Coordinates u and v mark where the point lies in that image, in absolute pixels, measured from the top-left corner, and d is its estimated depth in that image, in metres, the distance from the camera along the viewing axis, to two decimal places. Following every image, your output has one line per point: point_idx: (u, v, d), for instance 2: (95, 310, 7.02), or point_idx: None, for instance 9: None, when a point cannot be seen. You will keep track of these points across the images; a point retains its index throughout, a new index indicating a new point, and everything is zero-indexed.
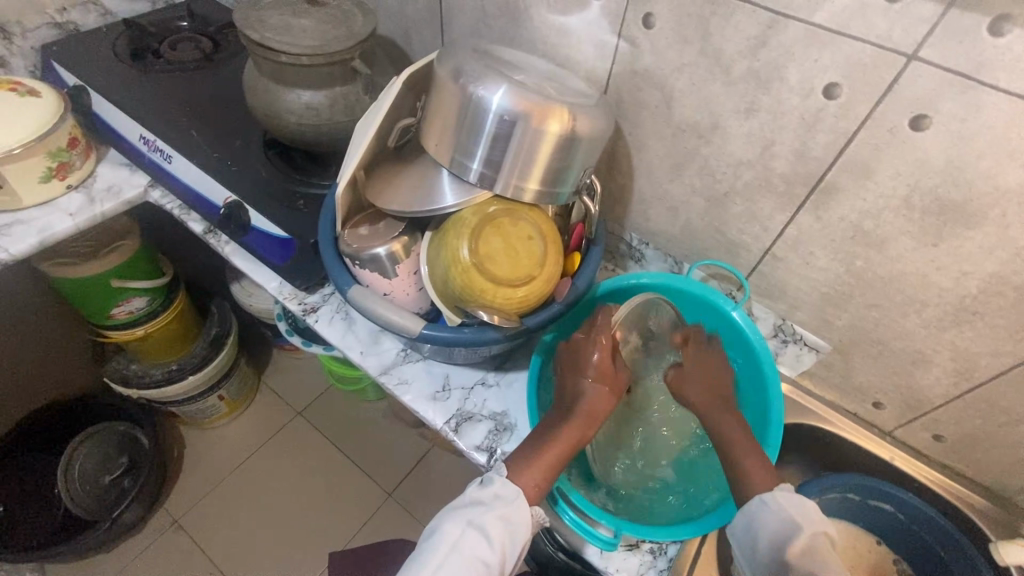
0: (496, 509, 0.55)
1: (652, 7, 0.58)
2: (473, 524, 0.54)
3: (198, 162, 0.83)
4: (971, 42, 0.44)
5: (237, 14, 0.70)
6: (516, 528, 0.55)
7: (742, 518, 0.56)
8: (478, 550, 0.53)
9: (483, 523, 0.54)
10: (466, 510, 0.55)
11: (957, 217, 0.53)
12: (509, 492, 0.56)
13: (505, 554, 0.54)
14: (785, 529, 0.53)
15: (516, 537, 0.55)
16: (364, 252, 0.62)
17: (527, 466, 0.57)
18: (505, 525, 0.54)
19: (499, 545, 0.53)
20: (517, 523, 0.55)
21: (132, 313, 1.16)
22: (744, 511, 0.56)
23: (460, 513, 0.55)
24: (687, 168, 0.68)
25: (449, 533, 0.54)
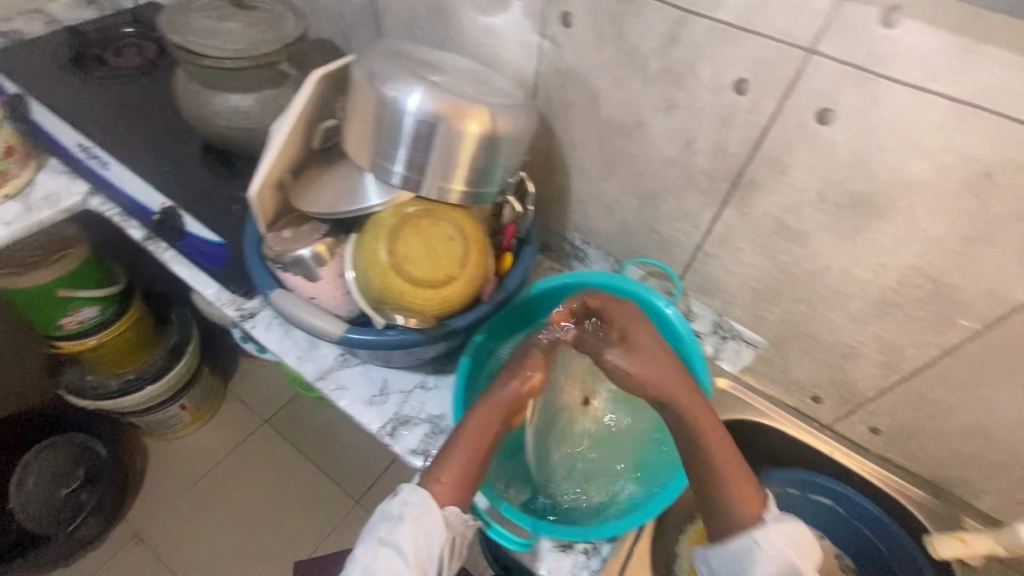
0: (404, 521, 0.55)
1: (569, 5, 0.58)
2: (384, 541, 0.55)
3: (135, 168, 0.82)
4: (865, 35, 0.44)
5: (163, 18, 0.69)
6: (426, 536, 0.54)
7: (730, 550, 0.54)
8: (391, 566, 0.53)
9: (392, 537, 0.54)
10: (380, 526, 0.56)
11: (869, 210, 0.53)
12: (417, 501, 0.56)
13: (419, 564, 0.53)
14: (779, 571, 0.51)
15: (430, 544, 0.54)
16: (286, 255, 0.62)
17: (440, 466, 0.57)
18: (414, 537, 0.54)
19: (409, 556, 0.53)
20: (428, 530, 0.54)
21: (83, 322, 1.13)
22: (737, 548, 0.53)
23: (374, 531, 0.56)
24: (618, 166, 0.68)
25: (366, 553, 0.55)
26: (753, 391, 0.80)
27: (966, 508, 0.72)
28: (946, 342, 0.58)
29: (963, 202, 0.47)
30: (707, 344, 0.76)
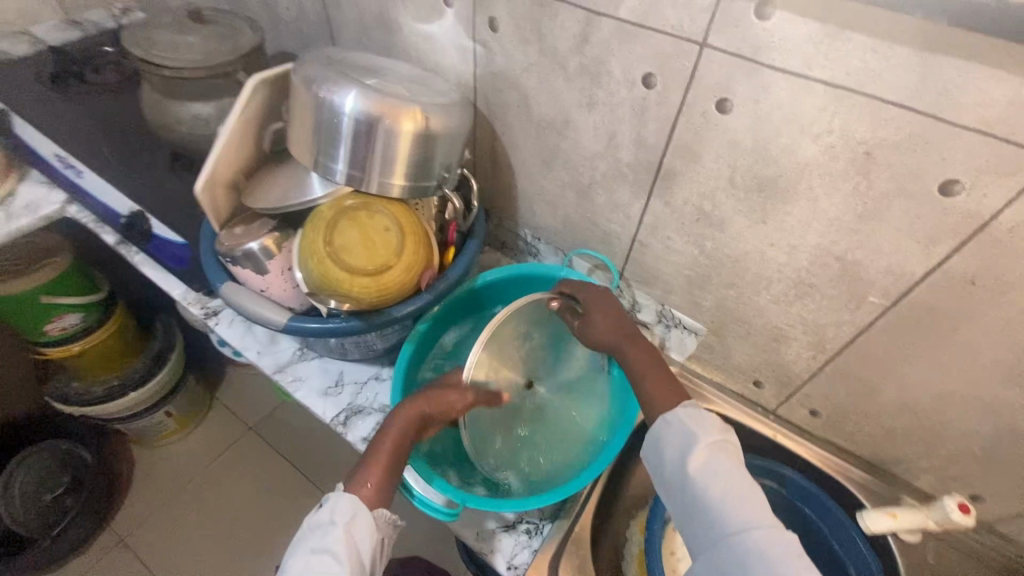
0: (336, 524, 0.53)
1: (494, 12, 0.63)
2: (315, 548, 0.52)
3: (108, 176, 0.87)
4: (745, 27, 0.47)
5: (127, 34, 0.74)
6: (363, 532, 0.54)
7: (649, 436, 0.57)
8: (325, 570, 0.50)
9: (325, 541, 0.52)
10: (309, 538, 0.53)
11: (774, 192, 0.56)
12: (345, 503, 0.55)
13: (356, 564, 0.51)
14: (683, 443, 0.54)
15: (364, 546, 0.53)
16: (236, 249, 0.65)
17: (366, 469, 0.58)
18: (349, 535, 0.53)
19: (347, 557, 0.51)
20: (361, 531, 0.54)
21: (67, 329, 1.16)
22: (651, 432, 0.57)
23: (302, 543, 0.52)
24: (554, 162, 0.72)
25: (295, 567, 0.51)
26: (699, 376, 0.83)
27: (906, 488, 0.73)
28: (861, 319, 0.60)
29: (852, 180, 0.50)
30: (654, 333, 0.79)
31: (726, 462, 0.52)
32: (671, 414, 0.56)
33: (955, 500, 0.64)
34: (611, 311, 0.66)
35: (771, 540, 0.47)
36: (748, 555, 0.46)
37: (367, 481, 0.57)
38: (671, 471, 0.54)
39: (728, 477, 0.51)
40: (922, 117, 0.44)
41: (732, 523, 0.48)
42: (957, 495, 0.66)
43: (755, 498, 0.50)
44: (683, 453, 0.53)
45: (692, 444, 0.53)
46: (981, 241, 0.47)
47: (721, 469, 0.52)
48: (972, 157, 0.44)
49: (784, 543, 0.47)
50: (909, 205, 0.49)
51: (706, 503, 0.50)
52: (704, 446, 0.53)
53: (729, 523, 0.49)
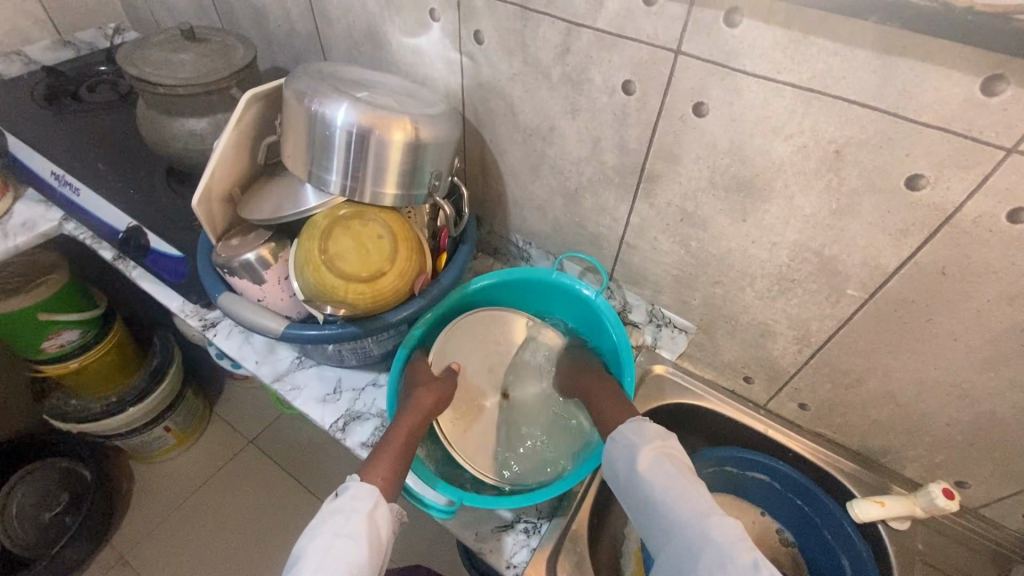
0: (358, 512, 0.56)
1: (478, 25, 0.65)
2: (339, 533, 0.54)
3: (105, 192, 0.88)
4: (716, 35, 0.50)
5: (122, 54, 0.76)
6: (383, 521, 0.56)
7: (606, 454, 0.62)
8: (347, 555, 0.52)
9: (349, 527, 0.54)
10: (325, 523, 0.55)
11: (751, 191, 0.58)
12: (365, 494, 0.57)
13: (376, 550, 0.54)
14: (630, 455, 0.59)
15: (380, 534, 0.56)
16: (234, 260, 0.66)
17: (377, 463, 0.61)
18: (369, 521, 0.55)
19: (366, 543, 0.53)
20: (378, 519, 0.56)
21: (64, 346, 1.16)
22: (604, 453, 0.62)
23: (323, 527, 0.54)
24: (542, 168, 0.74)
25: (314, 549, 0.53)
26: (691, 374, 0.85)
27: (895, 477, 0.75)
28: (842, 312, 0.62)
29: (825, 177, 0.52)
30: (646, 334, 0.82)
31: (670, 465, 0.57)
32: (619, 429, 0.62)
33: (940, 486, 0.66)
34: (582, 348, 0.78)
35: (718, 527, 0.51)
36: (697, 544, 0.50)
37: (380, 475, 0.60)
38: (624, 483, 0.58)
39: (675, 480, 0.55)
40: (884, 115, 0.46)
41: (683, 520, 0.52)
42: (943, 482, 0.67)
43: (700, 494, 0.54)
44: (631, 465, 0.58)
45: (636, 452, 0.58)
46: (949, 232, 0.49)
47: (667, 473, 0.56)
48: (934, 152, 0.46)
49: (729, 528, 0.51)
50: (880, 201, 0.51)
51: (659, 504, 0.54)
52: (649, 454, 0.58)
53: (681, 521, 0.52)
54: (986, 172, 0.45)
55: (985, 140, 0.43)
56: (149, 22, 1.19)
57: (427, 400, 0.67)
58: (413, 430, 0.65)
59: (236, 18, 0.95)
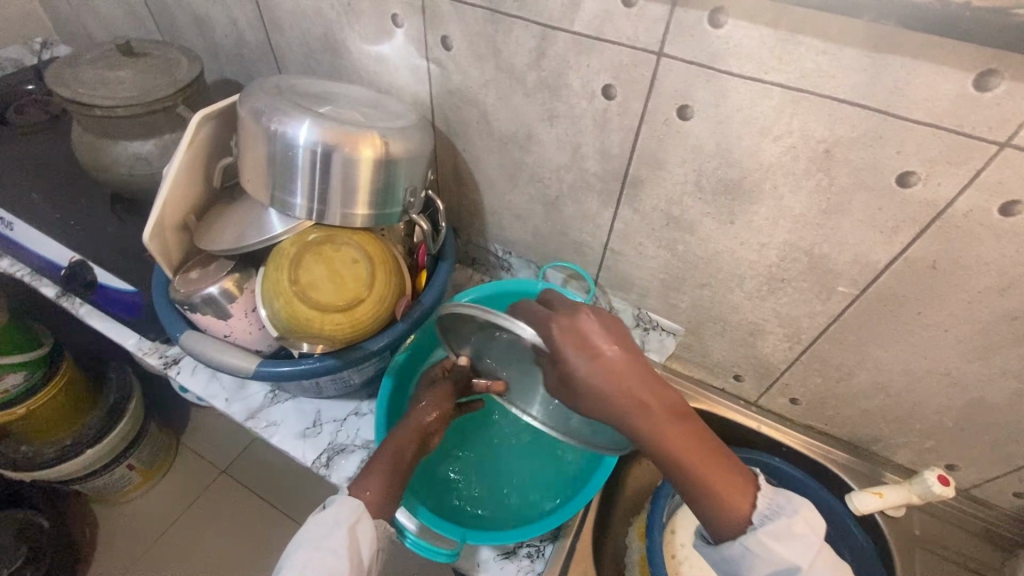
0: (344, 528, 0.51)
1: (446, 30, 0.61)
2: (320, 546, 0.50)
3: (40, 225, 0.81)
4: (699, 35, 0.48)
5: (50, 74, 0.69)
6: (366, 540, 0.51)
7: (723, 549, 0.50)
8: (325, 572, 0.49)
9: (327, 543, 0.50)
10: (309, 536, 0.52)
11: (738, 194, 0.57)
12: (352, 509, 0.53)
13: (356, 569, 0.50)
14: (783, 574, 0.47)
15: (364, 549, 0.51)
16: (194, 295, 0.61)
17: (367, 478, 0.56)
18: (352, 537, 0.51)
19: (346, 560, 0.49)
20: (362, 537, 0.51)
21: (8, 391, 1.07)
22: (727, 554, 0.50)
23: (306, 537, 0.51)
24: (520, 177, 0.71)
25: (296, 562, 0.50)
26: (678, 375, 0.84)
27: (886, 465, 0.75)
28: (832, 309, 0.61)
29: (815, 177, 0.51)
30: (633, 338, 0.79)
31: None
32: (750, 537, 0.48)
33: (935, 473, 0.66)
34: (601, 359, 0.45)
35: None
36: None
37: (366, 488, 0.55)
38: None
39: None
40: (874, 114, 0.45)
41: None
42: (937, 468, 0.67)
43: None
44: None
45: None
46: (939, 229, 0.49)
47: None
48: (925, 150, 0.45)
49: None
50: (870, 199, 0.50)
51: None
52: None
53: None
54: (978, 168, 0.44)
55: (977, 136, 0.43)
56: (79, 35, 1.10)
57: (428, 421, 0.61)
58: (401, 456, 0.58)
59: (178, 28, 0.88)
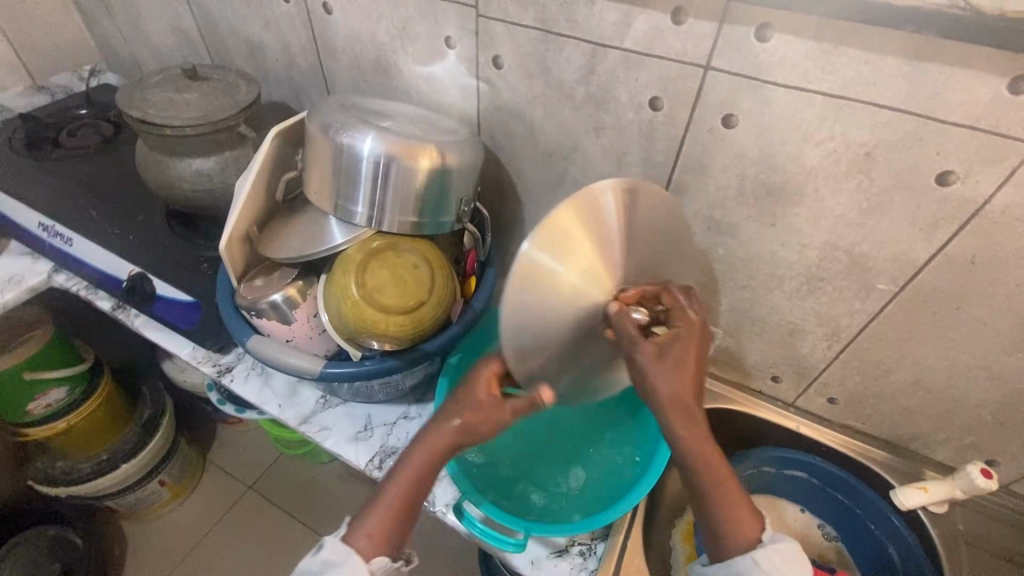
0: (336, 571, 0.51)
1: (498, 50, 0.65)
2: None
3: (99, 240, 0.84)
4: (746, 48, 0.52)
5: (120, 97, 0.74)
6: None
7: (730, 565, 0.52)
8: None
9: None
10: None
11: (781, 197, 0.60)
12: (342, 551, 0.52)
13: None
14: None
15: None
16: (260, 301, 0.64)
17: (377, 516, 0.54)
18: None
19: None
20: None
21: (51, 406, 1.09)
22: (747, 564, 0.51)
23: None
24: (562, 187, 0.74)
25: None
26: (716, 379, 0.86)
27: (927, 462, 0.76)
28: (871, 306, 0.64)
29: (856, 179, 0.55)
30: None
31: None
32: (761, 554, 0.51)
33: (977, 467, 0.68)
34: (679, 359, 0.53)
35: None
36: None
37: (374, 536, 0.54)
38: None
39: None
40: (914, 117, 0.49)
41: None
42: (978, 462, 0.69)
43: None
44: None
45: None
46: (979, 224, 0.52)
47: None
48: (962, 150, 0.49)
49: None
50: (910, 198, 0.53)
51: None
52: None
53: None
54: (1013, 165, 0.48)
55: (1013, 135, 0.46)
56: (126, 62, 1.16)
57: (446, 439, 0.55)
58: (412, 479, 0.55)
59: (229, 53, 0.93)
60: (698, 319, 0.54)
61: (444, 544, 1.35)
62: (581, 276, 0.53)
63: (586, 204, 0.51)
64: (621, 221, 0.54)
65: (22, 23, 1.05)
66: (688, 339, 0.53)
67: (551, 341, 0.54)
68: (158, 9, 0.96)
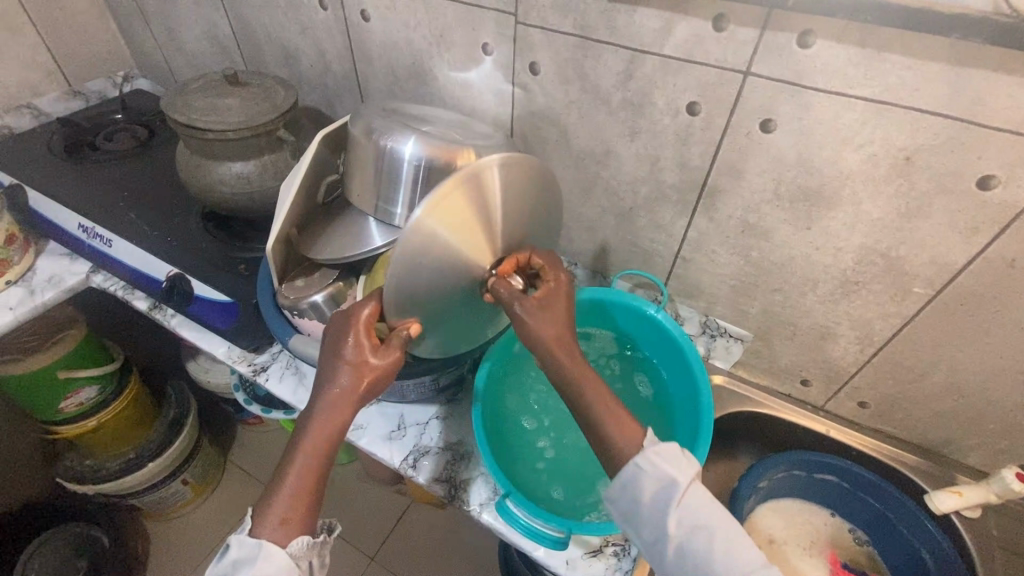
0: (249, 563, 0.50)
1: (535, 56, 0.67)
2: None
3: (137, 241, 0.86)
4: (788, 54, 0.52)
5: (164, 102, 0.76)
6: (281, 565, 0.50)
7: (620, 476, 0.54)
8: None
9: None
10: None
11: (818, 201, 0.60)
12: (252, 546, 0.51)
13: None
14: (665, 488, 0.52)
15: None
16: (302, 301, 0.66)
17: (292, 497, 0.53)
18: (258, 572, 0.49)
19: None
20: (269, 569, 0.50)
21: (83, 404, 1.12)
22: (627, 468, 0.53)
23: None
24: (594, 190, 0.75)
25: None
26: (745, 382, 0.86)
27: (959, 466, 0.76)
28: (906, 309, 0.64)
29: (895, 183, 0.55)
30: (700, 344, 0.80)
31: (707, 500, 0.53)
32: (642, 457, 0.53)
33: (1012, 470, 0.68)
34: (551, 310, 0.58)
35: (743, 555, 0.50)
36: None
37: (280, 516, 0.52)
38: (649, 509, 0.53)
39: (710, 519, 0.51)
40: (958, 122, 0.49)
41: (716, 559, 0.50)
42: (1013, 466, 0.69)
43: (732, 529, 0.51)
44: (667, 500, 0.52)
45: (674, 488, 0.52)
46: (1022, 226, 0.52)
47: (702, 512, 0.52)
48: (1005, 154, 0.49)
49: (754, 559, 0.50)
50: (950, 202, 0.54)
51: (686, 542, 0.51)
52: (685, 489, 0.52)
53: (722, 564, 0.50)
54: None
55: None
56: (159, 69, 1.19)
57: (346, 416, 0.55)
58: (314, 456, 0.55)
59: (264, 60, 0.95)
60: (569, 278, 0.61)
61: (463, 546, 1.35)
62: (466, 232, 0.56)
63: (473, 181, 0.53)
64: (507, 193, 0.57)
65: (61, 30, 1.08)
66: (557, 293, 0.60)
67: (431, 291, 0.57)
68: (194, 16, 0.99)
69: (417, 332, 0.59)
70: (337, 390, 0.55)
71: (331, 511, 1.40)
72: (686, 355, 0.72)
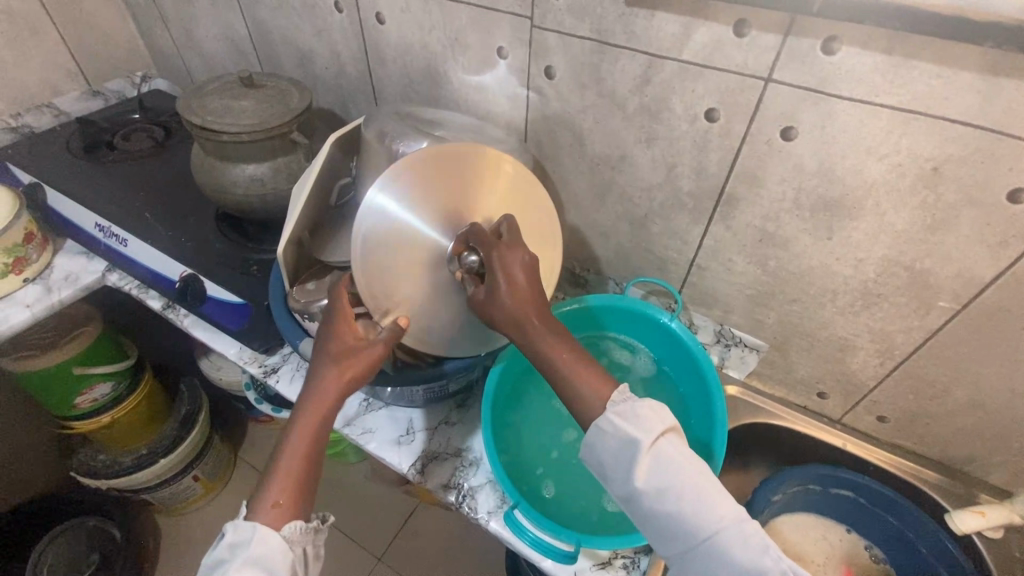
0: (246, 546, 0.49)
1: (550, 60, 0.66)
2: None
3: (152, 241, 0.87)
4: (811, 61, 0.51)
5: (180, 103, 0.76)
6: (277, 547, 0.50)
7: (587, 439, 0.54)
8: None
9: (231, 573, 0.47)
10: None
11: (840, 210, 0.59)
12: (247, 529, 0.50)
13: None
14: (627, 449, 0.51)
15: (278, 555, 0.49)
16: (313, 305, 0.65)
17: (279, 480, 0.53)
18: (257, 547, 0.49)
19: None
20: (268, 545, 0.49)
21: (97, 400, 1.12)
22: (590, 433, 0.53)
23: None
24: (608, 196, 0.74)
25: None
26: (759, 392, 0.84)
27: (982, 485, 0.74)
28: (930, 323, 0.62)
29: (920, 194, 0.54)
30: (715, 354, 0.80)
31: (678, 456, 0.50)
32: (603, 421, 0.52)
33: None
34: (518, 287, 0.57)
35: (714, 509, 0.48)
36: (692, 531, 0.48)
37: (277, 502, 0.52)
38: (615, 472, 0.52)
39: (678, 475, 0.49)
40: (989, 133, 0.47)
41: (684, 515, 0.48)
42: None
43: (704, 485, 0.49)
44: (630, 461, 0.51)
45: (635, 449, 0.50)
46: None
47: (670, 469, 0.50)
48: None
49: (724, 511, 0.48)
50: (978, 215, 0.52)
51: (654, 502, 0.50)
52: (648, 448, 0.50)
53: (691, 519, 0.48)
54: None
55: None
56: (176, 70, 1.20)
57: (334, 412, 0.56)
58: (309, 442, 0.55)
59: (280, 62, 0.95)
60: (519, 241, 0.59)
61: (470, 548, 1.34)
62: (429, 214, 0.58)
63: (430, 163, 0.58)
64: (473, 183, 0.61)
65: (80, 31, 1.10)
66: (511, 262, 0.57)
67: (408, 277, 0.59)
68: (211, 18, 0.99)
69: (408, 323, 0.59)
70: (324, 386, 0.56)
71: (339, 510, 1.40)
72: (701, 365, 0.71)
